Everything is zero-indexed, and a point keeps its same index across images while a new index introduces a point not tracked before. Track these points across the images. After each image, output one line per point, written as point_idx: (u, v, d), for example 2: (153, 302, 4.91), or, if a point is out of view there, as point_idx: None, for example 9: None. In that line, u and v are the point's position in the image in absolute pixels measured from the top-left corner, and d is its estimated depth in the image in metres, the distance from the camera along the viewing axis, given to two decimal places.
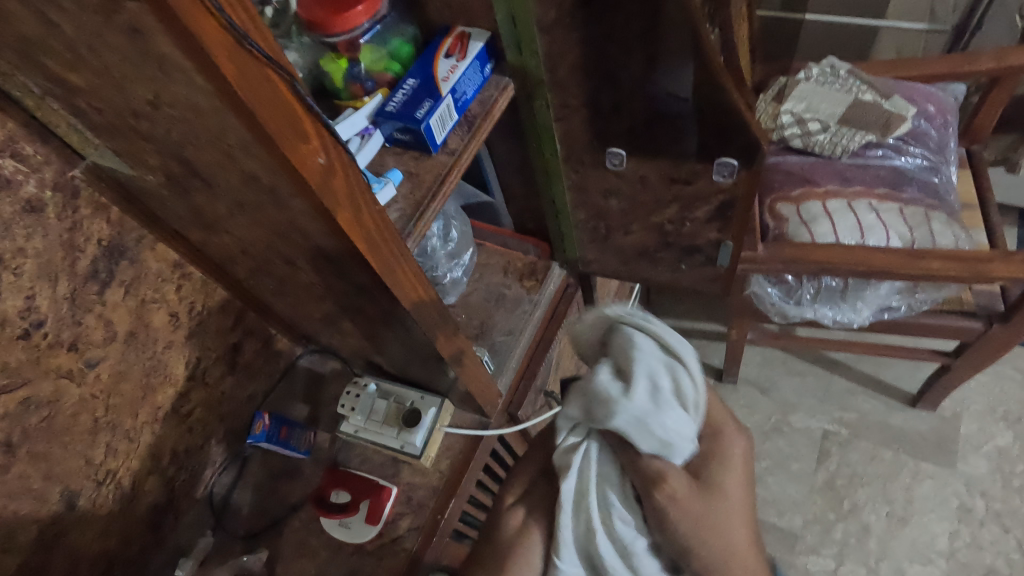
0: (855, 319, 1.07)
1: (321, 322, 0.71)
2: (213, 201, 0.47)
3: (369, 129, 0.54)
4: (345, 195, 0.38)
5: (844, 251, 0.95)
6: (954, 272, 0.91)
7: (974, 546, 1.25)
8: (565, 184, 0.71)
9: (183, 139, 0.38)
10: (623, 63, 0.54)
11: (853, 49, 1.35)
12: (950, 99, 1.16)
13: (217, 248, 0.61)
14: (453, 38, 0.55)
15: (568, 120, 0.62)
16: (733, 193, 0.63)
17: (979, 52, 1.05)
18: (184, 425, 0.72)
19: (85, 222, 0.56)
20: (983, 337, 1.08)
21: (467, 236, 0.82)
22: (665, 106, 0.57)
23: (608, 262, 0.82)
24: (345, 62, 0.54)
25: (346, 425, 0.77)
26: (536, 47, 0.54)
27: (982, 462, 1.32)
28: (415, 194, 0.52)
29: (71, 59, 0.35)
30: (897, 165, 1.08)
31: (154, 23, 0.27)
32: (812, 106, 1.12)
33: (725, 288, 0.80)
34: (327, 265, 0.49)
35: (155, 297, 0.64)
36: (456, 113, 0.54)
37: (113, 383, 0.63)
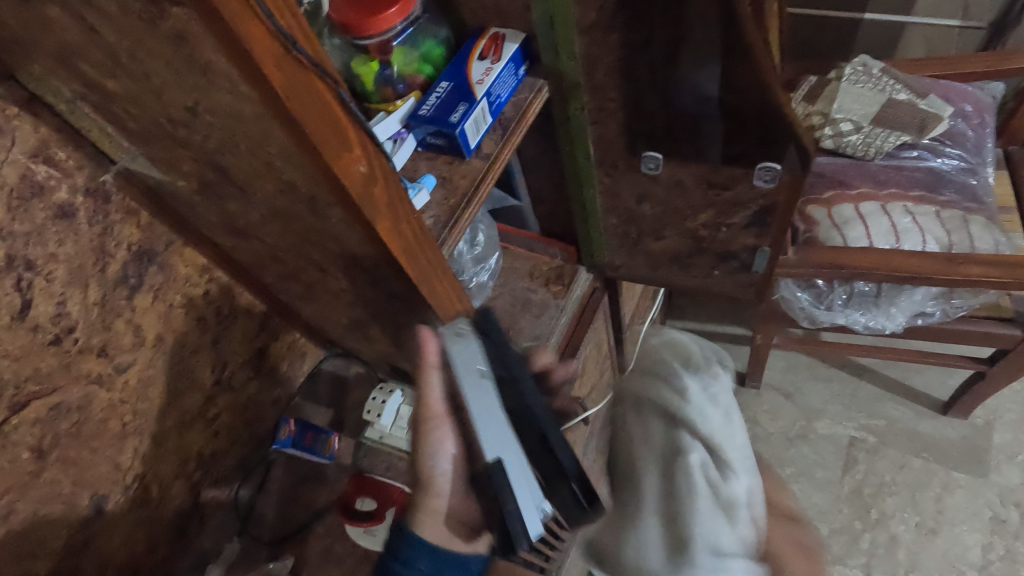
0: (888, 325, 1.04)
1: (347, 326, 0.70)
2: (246, 207, 0.46)
3: (402, 133, 0.53)
4: (385, 205, 0.37)
5: (879, 256, 0.93)
6: (996, 278, 0.88)
7: (1009, 559, 1.21)
8: (595, 189, 0.69)
9: (220, 147, 0.37)
10: (664, 64, 0.52)
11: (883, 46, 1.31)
12: (987, 98, 1.12)
13: (245, 252, 0.61)
14: (487, 40, 0.54)
15: (603, 124, 0.60)
16: (773, 198, 0.61)
17: (1019, 50, 1.01)
18: (210, 429, 0.72)
19: (116, 226, 0.56)
20: (1022, 344, 1.05)
21: (493, 240, 0.81)
22: (706, 110, 0.55)
23: (637, 267, 0.80)
24: (377, 64, 0.53)
25: (371, 431, 0.76)
26: (573, 48, 0.53)
27: (1017, 472, 1.28)
28: (450, 200, 0.51)
29: (109, 64, 0.34)
30: (933, 167, 1.06)
31: (201, 29, 0.26)
32: (845, 106, 1.07)
33: (758, 294, 0.78)
34: (360, 272, 0.48)
35: (183, 301, 0.64)
36: (491, 117, 0.53)
37: (142, 388, 0.62)
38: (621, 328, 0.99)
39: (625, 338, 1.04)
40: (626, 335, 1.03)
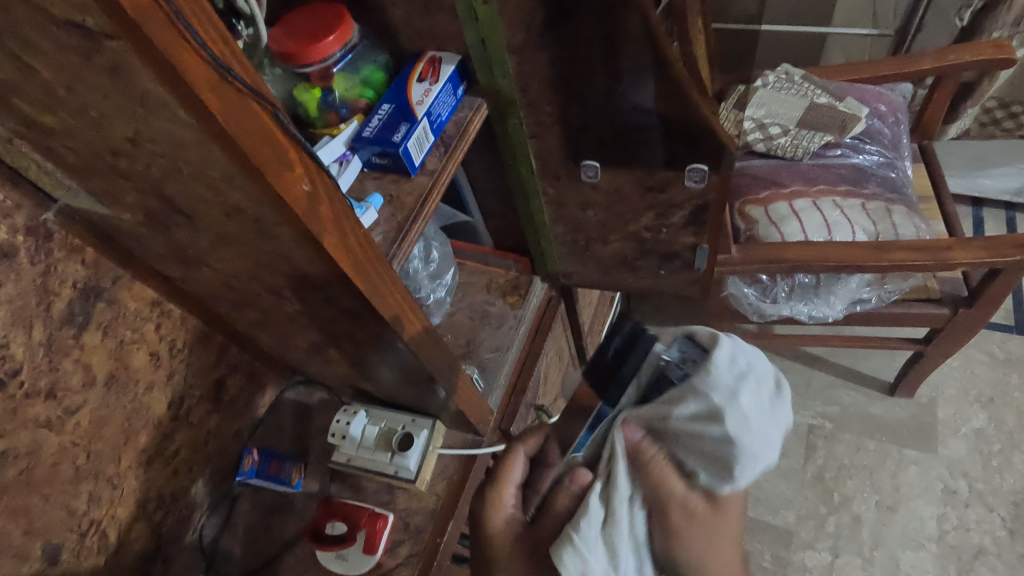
0: (830, 313, 1.10)
1: (306, 351, 0.70)
2: (195, 235, 0.46)
3: (347, 155, 0.55)
4: (330, 220, 0.38)
5: (813, 249, 0.99)
6: (919, 261, 0.95)
7: (962, 528, 1.28)
8: (542, 200, 0.72)
9: (163, 174, 0.38)
10: (590, 79, 0.55)
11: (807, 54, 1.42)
12: (899, 99, 1.22)
13: (197, 283, 0.61)
14: (425, 63, 0.56)
15: (541, 136, 0.63)
16: (705, 198, 0.65)
17: (921, 54, 1.11)
18: (170, 468, 0.70)
19: (60, 264, 0.55)
20: (951, 322, 1.12)
21: (448, 256, 0.84)
22: (635, 119, 0.58)
23: (589, 273, 0.83)
24: (319, 90, 0.55)
25: (338, 454, 0.75)
26: (507, 67, 0.56)
27: (961, 445, 1.36)
28: (397, 217, 0.53)
29: (46, 100, 0.35)
30: (856, 163, 1.13)
31: (136, 59, 0.27)
32: (772, 111, 1.16)
33: (704, 291, 0.81)
34: (313, 292, 0.49)
35: (134, 337, 0.63)
36: (433, 135, 0.55)
37: (94, 429, 0.61)
38: (581, 334, 1.02)
39: (585, 344, 1.07)
40: (586, 341, 1.06)
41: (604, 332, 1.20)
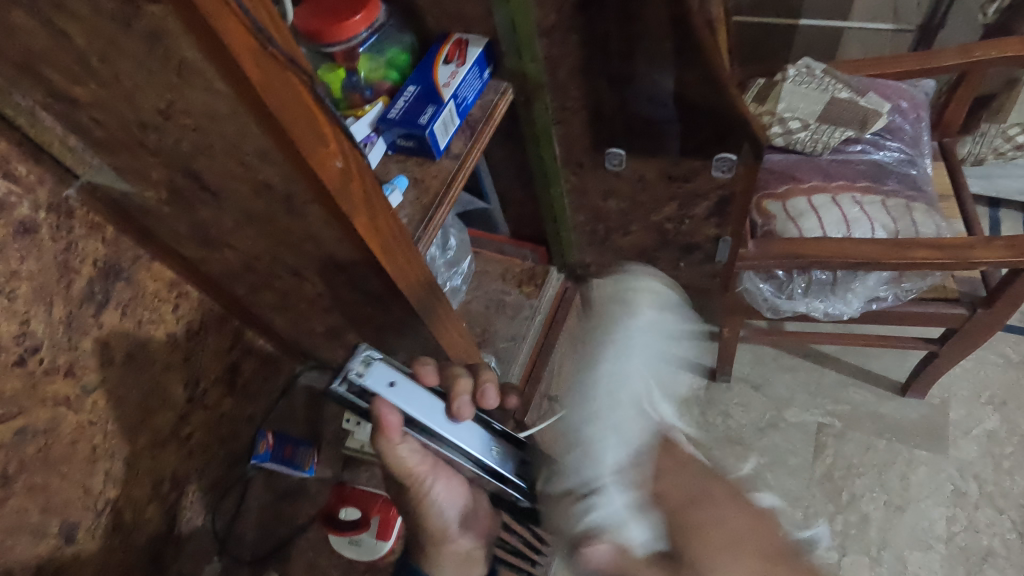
0: (846, 310, 1.09)
1: (323, 336, 0.70)
2: (219, 213, 0.46)
3: (372, 137, 0.54)
4: (362, 199, 0.38)
5: (832, 245, 0.98)
6: (940, 260, 0.94)
7: (971, 529, 1.29)
8: (563, 188, 0.70)
9: (193, 149, 0.37)
10: (620, 65, 0.54)
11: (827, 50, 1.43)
12: (921, 95, 1.21)
13: (217, 264, 0.60)
14: (452, 45, 0.55)
15: (567, 123, 0.61)
16: (731, 188, 0.63)
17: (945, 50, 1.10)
18: (183, 449, 0.70)
19: (80, 241, 0.54)
20: (968, 322, 1.12)
21: (465, 244, 0.82)
22: (666, 103, 0.56)
23: (606, 265, 0.82)
24: (343, 71, 0.55)
25: (353, 442, 0.76)
26: (535, 51, 0.53)
27: (972, 446, 1.37)
28: (422, 200, 0.52)
29: (78, 70, 0.34)
30: (876, 160, 1.12)
31: (178, 25, 0.26)
32: (792, 105, 1.13)
33: (724, 284, 0.79)
34: (336, 275, 0.49)
35: (152, 316, 0.63)
36: (459, 118, 0.54)
37: (112, 408, 0.61)
38: None
39: None
40: None
41: None
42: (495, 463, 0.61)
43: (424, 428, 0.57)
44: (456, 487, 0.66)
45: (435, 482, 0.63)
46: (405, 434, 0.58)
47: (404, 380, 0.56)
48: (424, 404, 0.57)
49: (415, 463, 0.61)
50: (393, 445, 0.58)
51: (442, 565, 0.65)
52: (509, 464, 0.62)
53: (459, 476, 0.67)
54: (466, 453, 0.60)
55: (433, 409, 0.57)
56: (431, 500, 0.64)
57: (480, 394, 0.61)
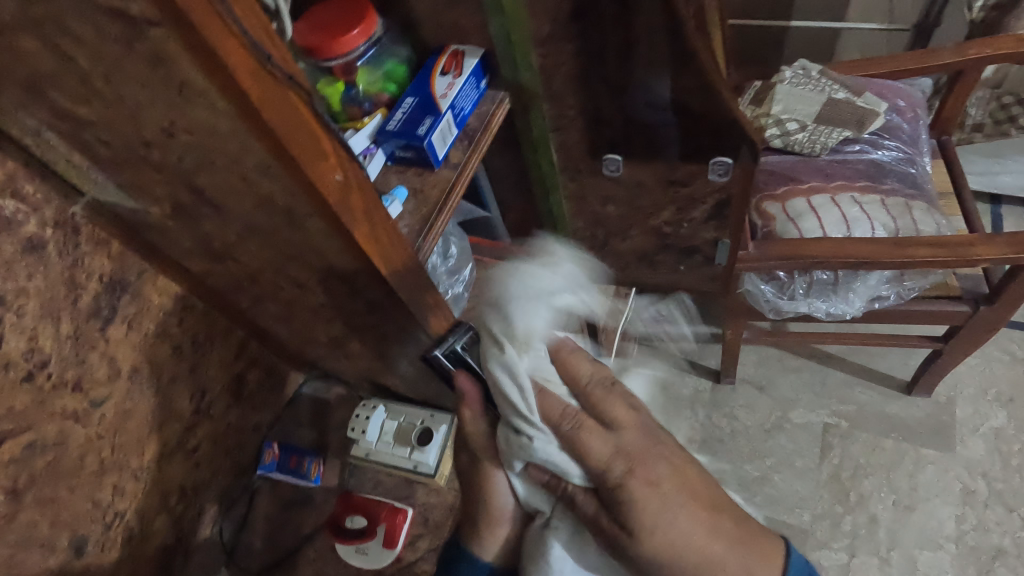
0: (849, 310, 1.09)
1: (327, 346, 0.71)
2: (222, 227, 0.47)
3: (371, 149, 0.54)
4: (361, 211, 0.38)
5: (832, 245, 0.99)
6: (940, 258, 0.94)
7: (981, 529, 1.28)
8: (562, 195, 0.70)
9: (197, 166, 0.38)
10: (615, 72, 0.54)
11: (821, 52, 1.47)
12: (917, 94, 1.22)
13: (221, 277, 0.61)
14: (448, 56, 0.56)
15: (564, 130, 0.61)
16: (729, 192, 0.63)
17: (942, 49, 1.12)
18: (190, 461, 0.71)
19: (86, 257, 0.55)
20: (972, 320, 1.12)
21: (467, 252, 0.83)
22: (662, 109, 0.56)
23: (607, 269, 0.82)
24: (343, 84, 0.56)
25: (357, 449, 0.74)
26: (530, 62, 0.54)
27: (980, 444, 1.36)
28: (422, 210, 0.52)
29: (83, 91, 0.35)
30: (875, 159, 1.12)
31: (179, 47, 0.27)
32: (789, 107, 1.14)
33: (725, 286, 0.79)
34: (339, 285, 0.49)
35: (157, 330, 0.64)
36: (456, 128, 0.55)
37: (119, 422, 0.61)
38: None
39: None
40: None
41: (619, 329, 1.21)
42: (551, 463, 0.51)
43: (501, 411, 0.50)
44: (528, 484, 0.55)
45: (498, 472, 0.54)
46: (484, 410, 0.52)
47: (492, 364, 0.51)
48: (497, 389, 0.51)
49: (486, 440, 0.53)
50: (471, 416, 0.52)
51: (483, 545, 0.57)
52: (556, 468, 0.51)
53: (524, 472, 0.55)
54: (527, 444, 0.51)
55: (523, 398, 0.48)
56: (489, 490, 0.54)
57: (535, 378, 0.53)
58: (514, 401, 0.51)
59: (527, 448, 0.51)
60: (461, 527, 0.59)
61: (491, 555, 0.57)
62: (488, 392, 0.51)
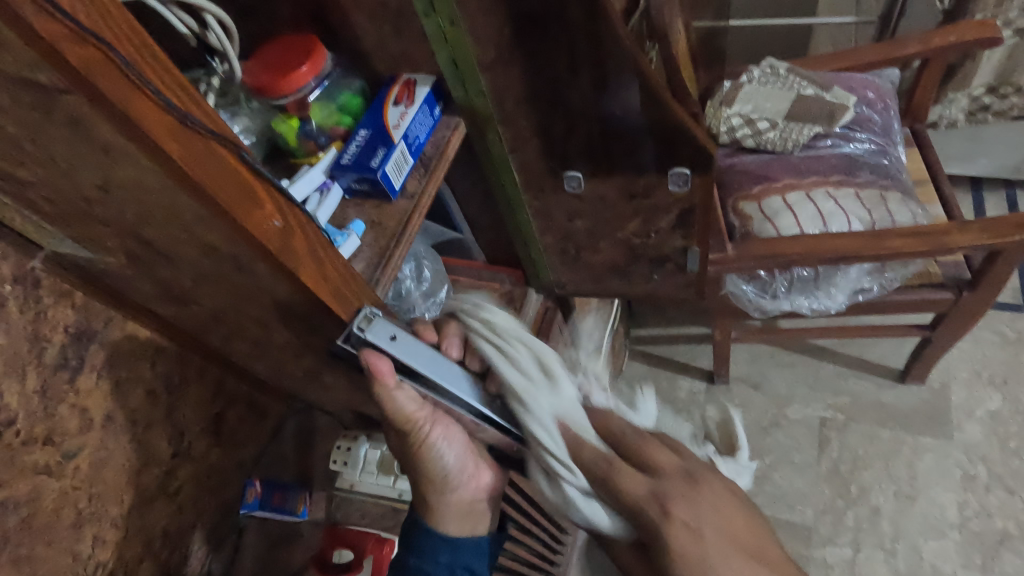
0: (832, 305, 1.09)
1: (304, 379, 0.70)
2: (178, 273, 0.46)
3: (327, 183, 0.54)
4: (306, 253, 0.38)
5: (809, 241, 0.99)
6: (916, 248, 0.94)
7: (984, 514, 1.27)
8: (528, 213, 0.70)
9: (138, 219, 0.38)
10: (566, 92, 0.54)
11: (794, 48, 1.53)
12: (886, 85, 1.23)
13: (189, 319, 0.61)
14: (400, 86, 0.56)
15: (522, 151, 0.61)
16: (692, 201, 0.62)
17: (908, 38, 1.14)
18: (174, 503, 0.70)
19: (49, 310, 0.55)
20: (956, 305, 1.12)
21: (440, 275, 0.83)
22: (615, 126, 0.56)
23: (582, 282, 0.81)
24: (296, 120, 0.57)
25: (341, 480, 0.76)
26: (480, 86, 0.54)
27: (977, 429, 1.36)
28: (380, 242, 0.52)
29: (16, 153, 0.35)
30: (847, 152, 1.12)
31: (94, 112, 0.27)
32: (758, 106, 1.15)
33: (699, 292, 0.79)
34: (299, 322, 0.49)
35: (129, 376, 0.63)
36: (411, 157, 0.55)
37: (94, 471, 0.61)
38: None
39: None
40: None
41: (606, 337, 1.21)
42: (501, 414, 0.50)
43: (424, 377, 0.48)
44: (461, 443, 0.56)
45: (437, 437, 0.54)
46: (400, 382, 0.48)
47: (408, 334, 0.47)
48: (424, 355, 0.48)
49: (414, 411, 0.51)
50: (390, 394, 0.48)
51: (446, 522, 0.58)
52: (500, 411, 0.51)
53: (461, 428, 0.57)
54: (466, 401, 0.49)
55: (426, 361, 0.48)
56: (436, 460, 0.55)
57: (451, 340, 0.53)
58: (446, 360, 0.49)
59: (463, 403, 0.49)
60: (416, 509, 0.59)
61: (457, 528, 0.58)
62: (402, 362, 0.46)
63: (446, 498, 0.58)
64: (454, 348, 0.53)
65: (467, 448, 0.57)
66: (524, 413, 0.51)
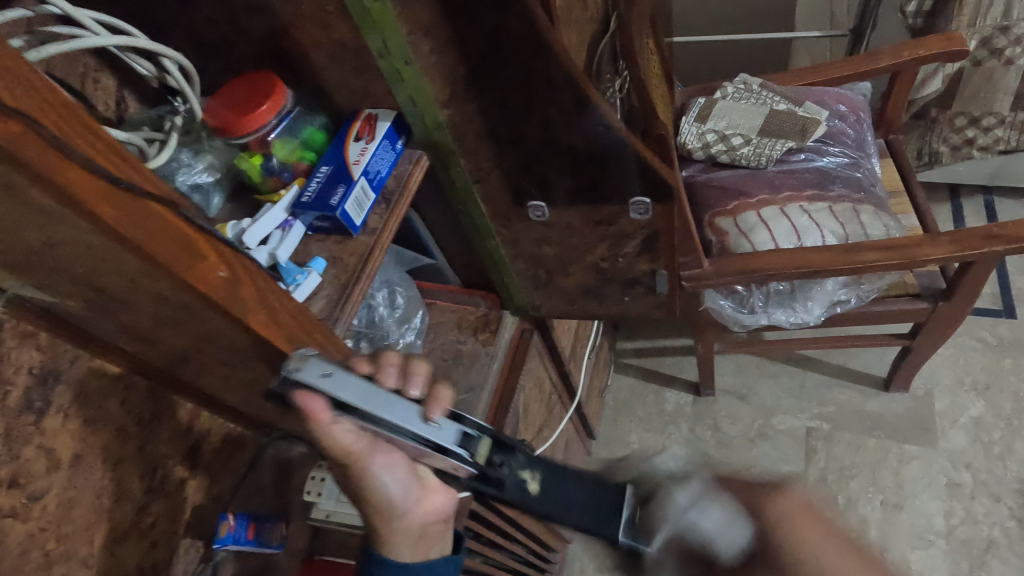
0: (809, 318, 1.10)
1: (276, 410, 0.70)
2: (134, 317, 0.46)
3: (289, 221, 0.54)
4: (255, 301, 0.38)
5: (782, 256, 1.00)
6: (888, 262, 0.95)
7: (970, 521, 1.28)
8: (497, 241, 0.71)
9: (87, 269, 0.38)
10: (523, 126, 0.55)
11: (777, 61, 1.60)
12: (859, 97, 1.25)
13: (156, 355, 0.61)
14: (362, 121, 0.57)
15: (486, 181, 0.62)
16: (654, 227, 0.63)
17: (879, 52, 1.17)
18: (147, 539, 0.69)
19: (13, 352, 0.55)
20: (933, 316, 1.13)
21: (415, 300, 0.83)
22: (574, 157, 0.56)
23: (556, 305, 0.82)
24: (258, 158, 0.56)
25: (316, 512, 0.74)
26: (439, 119, 0.54)
27: (962, 435, 1.36)
28: (341, 279, 0.52)
29: None
30: (820, 166, 1.14)
31: (24, 181, 0.27)
32: (733, 122, 1.17)
33: (672, 313, 0.79)
34: (259, 362, 0.49)
35: (98, 414, 0.63)
36: (373, 193, 0.55)
37: (62, 512, 0.60)
38: (562, 361, 1.03)
39: (567, 370, 1.07)
40: (569, 366, 1.07)
41: (587, 353, 1.22)
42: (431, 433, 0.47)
43: (357, 409, 0.45)
44: (406, 471, 0.50)
45: (372, 461, 0.48)
46: (337, 416, 0.46)
47: (342, 369, 0.46)
48: (358, 389, 0.46)
49: (351, 443, 0.47)
50: (327, 429, 0.45)
51: (398, 549, 0.49)
52: (451, 435, 0.48)
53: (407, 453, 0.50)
54: (407, 430, 0.47)
55: (359, 392, 0.46)
56: (375, 485, 0.49)
57: (388, 370, 0.51)
58: (378, 389, 0.47)
59: (405, 432, 0.47)
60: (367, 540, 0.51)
61: (410, 554, 0.50)
62: (334, 398, 0.45)
63: (390, 526, 0.49)
64: (416, 387, 0.51)
65: (413, 472, 0.50)
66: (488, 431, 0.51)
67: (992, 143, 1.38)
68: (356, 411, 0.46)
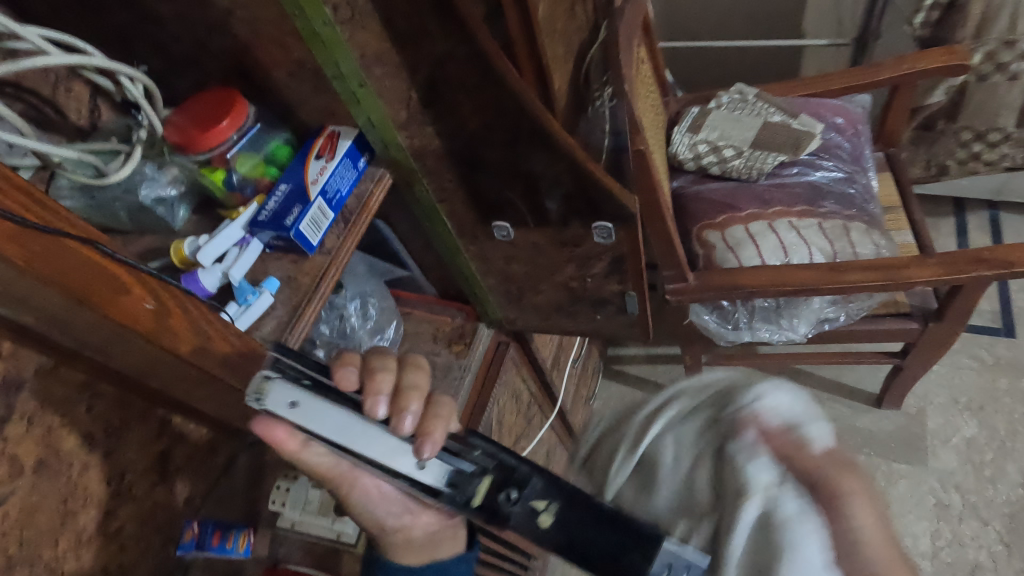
0: (796, 335, 1.08)
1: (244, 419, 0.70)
2: (83, 335, 0.46)
3: (247, 239, 0.54)
4: (188, 332, 0.39)
5: (767, 273, 0.98)
6: (873, 283, 0.93)
7: (957, 544, 1.26)
8: (467, 257, 0.71)
9: (24, 302, 0.38)
10: (485, 148, 0.54)
11: (784, 68, 1.60)
12: (858, 110, 1.23)
13: (120, 365, 0.61)
14: (324, 138, 0.56)
15: (451, 200, 0.61)
16: (619, 251, 0.63)
17: (880, 64, 1.14)
18: (113, 543, 0.69)
19: None
20: (923, 336, 1.11)
21: (389, 310, 0.82)
22: (537, 179, 0.56)
23: (530, 320, 0.81)
24: (221, 172, 0.56)
25: (282, 521, 0.75)
26: (399, 143, 0.55)
27: (953, 456, 1.34)
28: (295, 298, 0.52)
29: None
30: (812, 181, 1.12)
31: None
32: (725, 134, 1.15)
33: (646, 332, 0.78)
34: (209, 383, 0.49)
35: (63, 420, 0.63)
36: (332, 212, 0.55)
37: (26, 516, 0.59)
38: (542, 372, 1.03)
39: (548, 380, 1.07)
40: (550, 376, 1.06)
41: (572, 362, 1.21)
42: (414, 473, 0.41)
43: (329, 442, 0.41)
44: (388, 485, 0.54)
45: (359, 482, 0.53)
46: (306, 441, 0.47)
47: (312, 397, 0.40)
48: (337, 421, 0.40)
49: (327, 466, 0.51)
50: (298, 454, 0.47)
51: (402, 554, 0.54)
52: (440, 476, 0.41)
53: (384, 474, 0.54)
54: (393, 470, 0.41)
55: (335, 425, 0.40)
56: (364, 503, 0.54)
57: (377, 398, 0.43)
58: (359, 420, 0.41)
59: (390, 473, 0.41)
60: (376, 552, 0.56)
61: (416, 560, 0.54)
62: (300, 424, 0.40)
63: (390, 534, 0.54)
64: (401, 423, 0.42)
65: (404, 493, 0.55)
66: (494, 468, 0.41)
67: (999, 159, 1.36)
68: (332, 446, 0.41)
